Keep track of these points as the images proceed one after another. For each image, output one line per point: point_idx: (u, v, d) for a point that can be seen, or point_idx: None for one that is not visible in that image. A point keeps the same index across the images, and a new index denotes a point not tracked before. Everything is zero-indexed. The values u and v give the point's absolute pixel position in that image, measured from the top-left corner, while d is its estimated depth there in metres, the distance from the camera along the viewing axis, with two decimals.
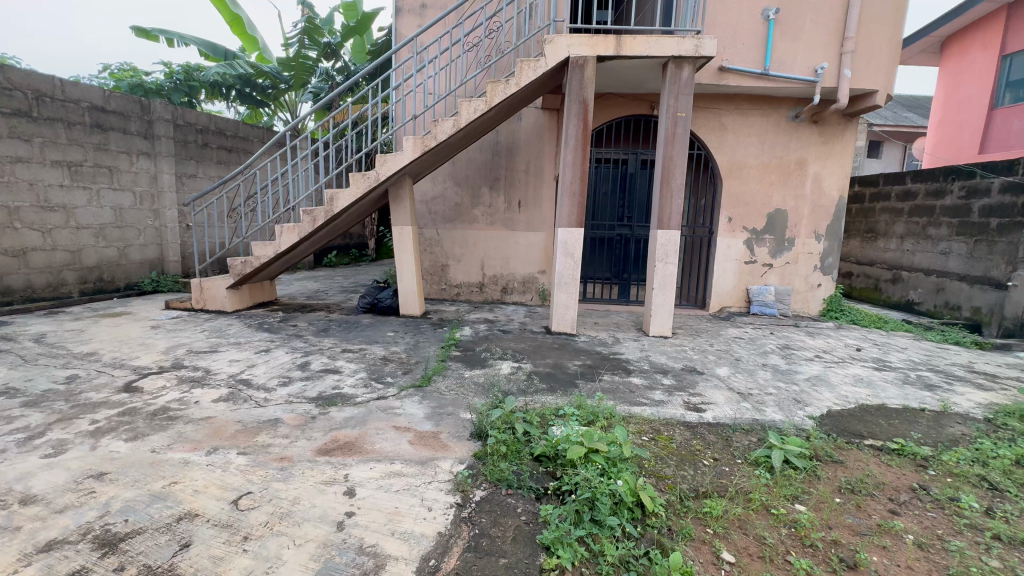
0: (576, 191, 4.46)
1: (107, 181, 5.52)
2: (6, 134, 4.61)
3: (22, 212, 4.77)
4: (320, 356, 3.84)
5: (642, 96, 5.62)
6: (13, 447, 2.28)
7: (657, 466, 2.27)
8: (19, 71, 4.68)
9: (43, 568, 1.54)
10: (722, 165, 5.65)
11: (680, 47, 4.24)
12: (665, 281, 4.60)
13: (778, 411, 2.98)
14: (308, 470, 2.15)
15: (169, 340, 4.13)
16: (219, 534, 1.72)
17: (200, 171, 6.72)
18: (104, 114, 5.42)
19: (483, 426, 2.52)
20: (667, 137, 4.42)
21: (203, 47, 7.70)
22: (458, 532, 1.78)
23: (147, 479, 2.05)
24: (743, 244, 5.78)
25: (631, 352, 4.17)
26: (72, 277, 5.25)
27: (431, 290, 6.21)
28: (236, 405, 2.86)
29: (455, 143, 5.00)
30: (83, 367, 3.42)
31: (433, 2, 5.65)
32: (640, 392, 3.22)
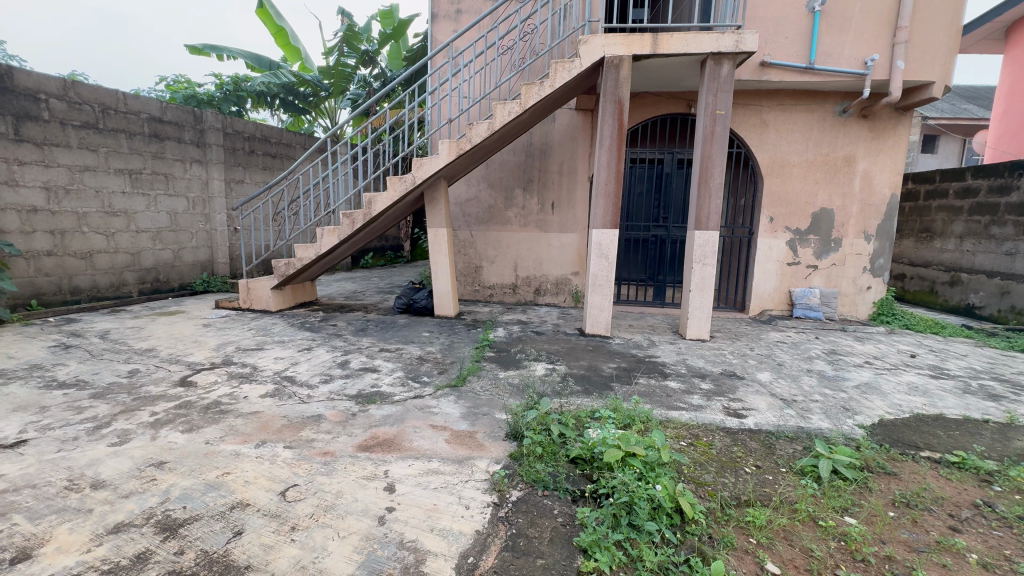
0: (611, 192, 4.42)
1: (163, 187, 5.87)
2: (76, 145, 4.97)
3: (89, 218, 5.14)
4: (359, 355, 3.94)
5: (679, 94, 5.51)
6: (83, 436, 2.46)
7: (697, 472, 2.22)
8: (88, 86, 5.04)
9: (112, 548, 1.65)
10: (764, 163, 5.46)
11: (719, 43, 4.14)
12: (703, 283, 4.49)
13: (824, 419, 2.86)
14: (350, 465, 2.22)
15: (219, 338, 4.34)
16: (269, 523, 1.80)
17: (247, 176, 7.05)
18: (161, 124, 5.77)
19: (519, 427, 2.53)
20: (706, 135, 4.33)
21: (250, 59, 8.10)
22: (495, 531, 1.80)
23: (201, 469, 2.16)
24: (786, 244, 5.56)
25: (667, 355, 4.09)
26: (132, 278, 5.62)
27: (465, 291, 6.28)
28: (281, 401, 2.99)
29: (490, 145, 5.04)
30: (143, 362, 3.64)
31: (468, 7, 5.73)
32: (678, 396, 3.15)
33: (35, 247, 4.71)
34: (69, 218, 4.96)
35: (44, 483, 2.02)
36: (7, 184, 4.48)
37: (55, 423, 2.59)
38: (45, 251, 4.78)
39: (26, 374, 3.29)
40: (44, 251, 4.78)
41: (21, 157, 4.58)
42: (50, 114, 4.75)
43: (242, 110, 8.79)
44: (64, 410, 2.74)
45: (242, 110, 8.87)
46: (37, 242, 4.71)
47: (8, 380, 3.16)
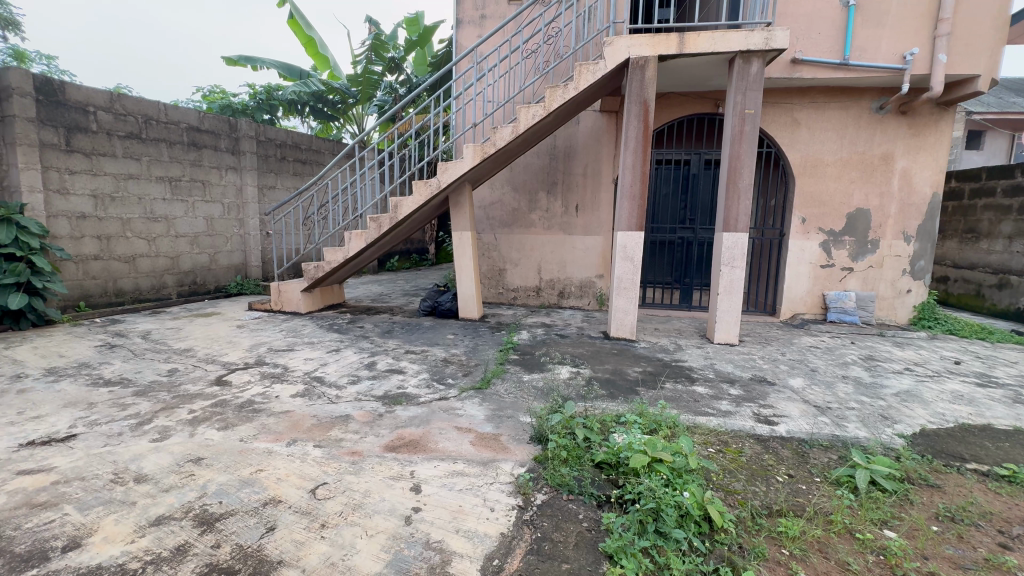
0: (637, 195, 4.38)
1: (201, 194, 6.11)
2: (121, 154, 5.23)
3: (133, 223, 5.40)
4: (385, 357, 4.01)
5: (706, 94, 5.41)
6: (127, 432, 2.58)
7: (726, 480, 2.17)
8: (132, 98, 5.31)
9: (155, 539, 1.72)
10: (795, 162, 5.30)
11: (748, 40, 4.05)
12: (731, 286, 4.39)
13: (861, 427, 2.75)
14: (377, 465, 2.26)
15: (252, 339, 4.48)
16: (300, 520, 1.85)
17: (279, 182, 7.27)
18: (199, 133, 6.02)
19: (543, 430, 2.53)
20: (734, 135, 4.24)
21: (281, 69, 8.38)
22: (521, 534, 1.80)
23: (236, 465, 2.24)
24: (819, 246, 5.38)
25: (694, 359, 4.02)
26: (171, 281, 5.86)
27: (489, 294, 6.31)
28: (311, 401, 3.07)
29: (514, 148, 5.06)
30: (182, 361, 3.80)
31: (492, 12, 5.79)
32: (706, 402, 3.09)
33: (83, 252, 4.98)
34: (115, 224, 5.22)
35: (92, 476, 2.13)
36: (58, 192, 4.75)
37: (101, 419, 2.73)
38: (92, 255, 5.05)
39: (75, 372, 3.48)
40: (91, 256, 5.04)
41: (71, 167, 4.85)
42: (98, 125, 5.02)
43: (274, 119, 9.10)
44: (110, 407, 2.88)
45: (274, 119, 9.19)
46: (85, 247, 4.97)
47: (59, 377, 3.35)
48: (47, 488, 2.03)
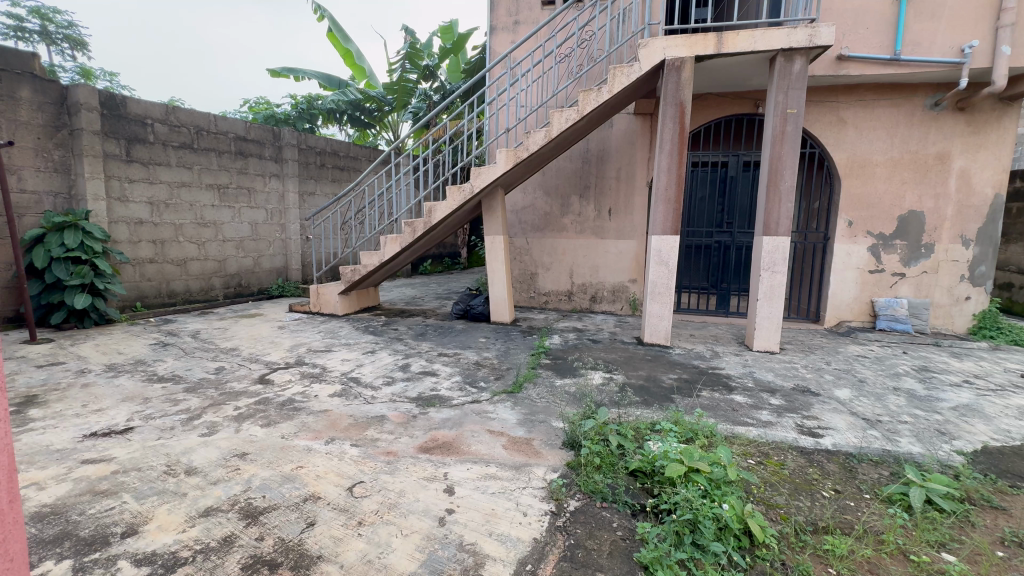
0: (672, 198, 4.29)
1: (247, 200, 6.40)
2: (175, 163, 5.55)
3: (184, 229, 5.71)
4: (419, 359, 4.08)
5: (746, 94, 5.27)
6: (178, 426, 2.72)
7: (767, 493, 2.09)
8: (186, 111, 5.62)
9: (204, 529, 1.81)
10: (841, 163, 5.08)
11: (791, 38, 3.92)
12: (771, 292, 4.23)
13: (915, 443, 2.59)
14: (412, 466, 2.30)
15: (293, 339, 4.66)
16: (338, 517, 1.90)
17: (318, 189, 7.52)
18: (245, 142, 6.30)
19: (576, 436, 2.50)
20: (776, 136, 4.10)
21: (321, 79, 8.70)
22: (554, 540, 1.79)
23: (278, 461, 2.33)
24: (867, 250, 5.12)
25: (732, 367, 3.89)
26: (218, 283, 6.16)
27: (520, 298, 6.32)
28: (348, 400, 3.15)
29: (547, 152, 5.07)
30: (228, 360, 3.98)
31: (525, 18, 5.83)
32: (745, 411, 2.99)
33: (140, 255, 5.30)
34: (168, 229, 5.54)
35: (147, 467, 2.26)
36: (118, 200, 5.08)
37: (155, 413, 2.89)
38: (148, 258, 5.37)
39: (132, 368, 3.70)
40: (147, 259, 5.36)
41: (130, 176, 5.18)
42: (154, 137, 5.34)
43: (314, 127, 9.44)
44: (163, 402, 3.05)
45: (314, 127, 9.57)
46: (142, 251, 5.29)
47: (118, 373, 3.57)
48: (108, 477, 2.16)
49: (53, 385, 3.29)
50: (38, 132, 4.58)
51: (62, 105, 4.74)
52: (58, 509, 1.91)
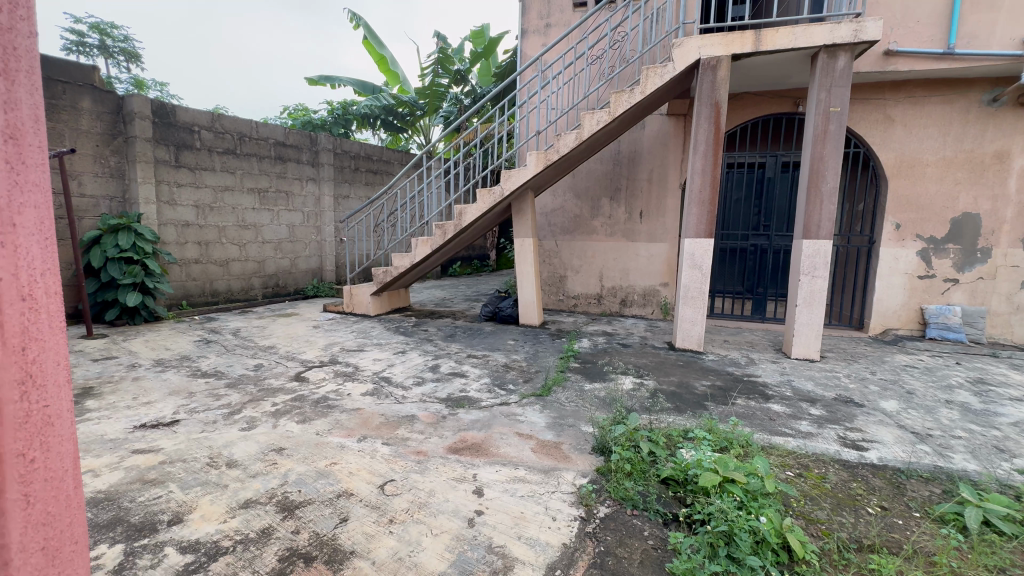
0: (706, 200, 4.18)
1: (285, 204, 6.62)
2: (219, 168, 5.81)
3: (227, 231, 5.96)
4: (449, 360, 4.13)
5: (785, 92, 5.10)
6: (220, 420, 2.84)
7: (808, 507, 2.01)
8: (230, 118, 5.88)
9: (244, 520, 1.88)
10: (888, 163, 4.85)
11: (834, 34, 3.78)
12: (812, 297, 4.07)
13: (970, 459, 2.44)
14: (441, 466, 2.32)
15: (327, 338, 4.79)
16: (370, 513, 1.94)
17: (352, 192, 7.71)
18: (284, 148, 6.52)
19: (605, 441, 2.47)
20: (817, 135, 3.95)
21: (356, 86, 8.94)
22: (583, 547, 1.77)
23: (313, 457, 2.40)
24: (917, 254, 4.87)
25: (768, 375, 3.76)
26: (258, 283, 6.39)
27: (549, 300, 6.31)
28: (380, 399, 3.21)
29: (578, 154, 5.04)
30: (266, 357, 4.13)
31: (557, 21, 5.83)
32: (783, 421, 2.88)
33: (186, 256, 5.57)
34: (212, 231, 5.80)
35: (191, 458, 2.36)
36: (168, 203, 5.36)
37: (199, 407, 3.03)
38: (193, 259, 5.63)
39: (178, 364, 3.89)
40: (193, 259, 5.62)
41: (179, 180, 5.45)
42: (201, 143, 5.61)
43: (349, 132, 9.80)
44: (206, 396, 3.19)
45: (349, 132, 9.85)
46: (188, 251, 5.56)
47: (165, 368, 3.76)
48: (156, 466, 2.27)
49: (107, 378, 3.49)
50: (97, 140, 4.88)
51: (118, 114, 5.03)
52: (111, 496, 2.02)
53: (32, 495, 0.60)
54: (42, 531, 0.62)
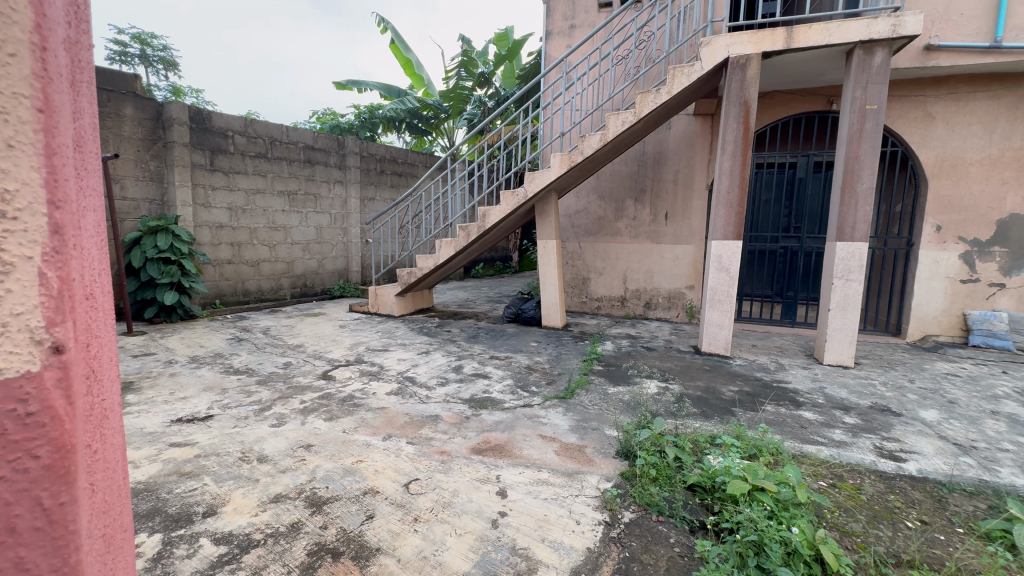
0: (734, 201, 4.10)
1: (313, 206, 6.78)
2: (252, 171, 6.00)
3: (258, 232, 6.15)
4: (472, 361, 4.15)
5: (818, 90, 4.96)
6: (252, 416, 2.92)
7: (842, 519, 1.94)
8: (262, 122, 6.06)
9: (274, 514, 1.93)
10: (928, 163, 4.66)
11: (871, 29, 3.66)
12: (845, 301, 3.93)
13: (1018, 474, 2.32)
14: (465, 466, 2.34)
15: (353, 338, 4.89)
16: (395, 511, 1.96)
17: (378, 194, 7.84)
18: (313, 151, 6.68)
19: (630, 445, 2.44)
20: (853, 134, 3.82)
21: (382, 90, 9.10)
22: (608, 551, 1.75)
23: (340, 454, 2.44)
24: (959, 257, 4.65)
25: (799, 381, 3.64)
26: (287, 283, 6.57)
27: (572, 302, 6.27)
28: (404, 399, 3.25)
29: (602, 156, 5.01)
30: (294, 355, 4.24)
31: (582, 22, 5.81)
32: (815, 429, 2.79)
33: (220, 256, 5.77)
34: (244, 233, 5.99)
35: (224, 452, 2.44)
36: (203, 206, 5.57)
37: (232, 403, 3.13)
38: (226, 259, 5.83)
39: (212, 360, 4.02)
40: (226, 260, 5.82)
41: (213, 184, 5.65)
42: (234, 147, 5.80)
43: (375, 135, 10.00)
44: (238, 393, 3.30)
45: (375, 135, 10.04)
46: (221, 252, 5.76)
47: (200, 364, 3.90)
48: (191, 459, 2.36)
49: (146, 373, 3.64)
50: (138, 145, 5.10)
51: (158, 120, 5.25)
52: (150, 487, 2.11)
53: (97, 481, 0.56)
54: (103, 518, 0.58)
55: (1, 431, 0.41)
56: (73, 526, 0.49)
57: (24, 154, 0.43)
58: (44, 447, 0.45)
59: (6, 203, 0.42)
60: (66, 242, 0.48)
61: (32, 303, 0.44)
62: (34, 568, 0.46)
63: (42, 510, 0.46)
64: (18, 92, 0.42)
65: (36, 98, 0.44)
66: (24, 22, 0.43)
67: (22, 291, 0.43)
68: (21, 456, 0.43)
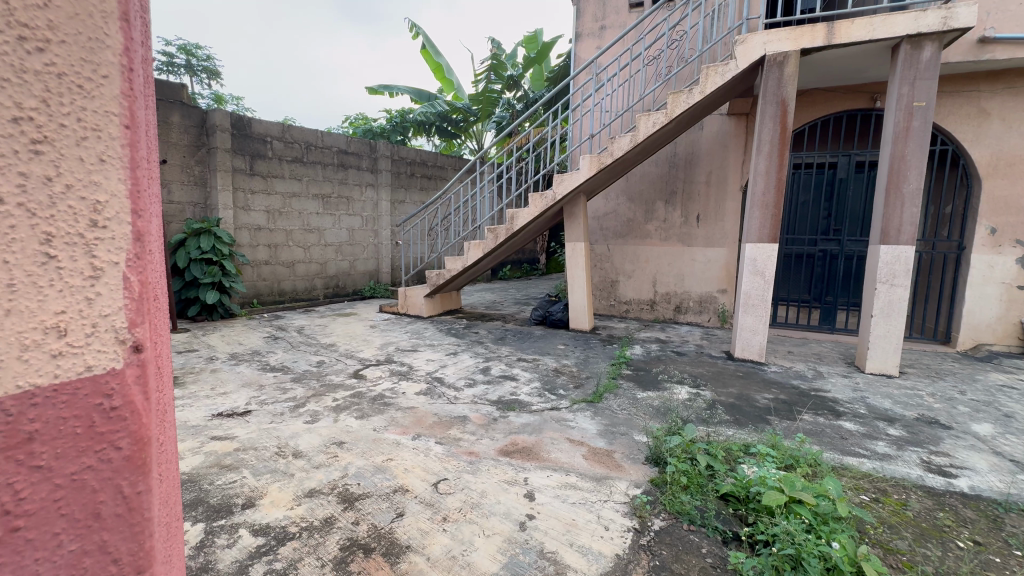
0: (770, 203, 3.97)
1: (346, 209, 6.95)
2: (288, 175, 6.21)
3: (294, 234, 6.35)
4: (499, 363, 4.17)
5: (861, 87, 4.77)
6: (287, 412, 3.02)
7: (885, 535, 1.85)
8: (298, 128, 6.25)
9: (309, 508, 1.99)
10: (981, 161, 4.41)
11: (919, 22, 3.49)
12: (889, 308, 3.75)
13: None
14: (493, 468, 2.34)
15: (383, 338, 4.98)
16: (425, 510, 1.99)
17: (408, 197, 7.97)
18: (346, 155, 6.85)
19: (660, 452, 2.40)
20: (898, 133, 3.65)
21: (413, 94, 9.26)
22: (637, 559, 1.72)
23: (371, 452, 2.49)
24: (1016, 261, 4.37)
25: (839, 391, 3.49)
26: (320, 284, 6.76)
27: (600, 305, 6.22)
28: (432, 399, 3.29)
29: (632, 158, 4.95)
30: (327, 354, 4.36)
31: (612, 23, 5.77)
32: (856, 440, 2.67)
33: (257, 257, 5.99)
34: (281, 235, 6.20)
35: (261, 446, 2.53)
36: (243, 209, 5.80)
37: (268, 399, 3.24)
38: (263, 260, 6.05)
39: (250, 358, 4.18)
40: (263, 261, 6.04)
41: (252, 188, 5.88)
42: (272, 152, 6.01)
43: (406, 139, 10.17)
44: (275, 389, 3.41)
45: (406, 139, 10.21)
46: (259, 253, 5.98)
47: (239, 361, 4.05)
48: (231, 453, 2.45)
49: (189, 369, 3.81)
50: (184, 151, 5.35)
51: (202, 127, 5.49)
52: (193, 478, 2.21)
53: (163, 472, 0.60)
54: (167, 505, 0.63)
55: (88, 423, 0.47)
56: (147, 514, 0.54)
57: (113, 168, 0.49)
58: (125, 439, 0.50)
59: (96, 213, 0.48)
60: (146, 248, 0.53)
61: (117, 305, 0.50)
62: (115, 551, 0.51)
63: (122, 498, 0.51)
64: (108, 111, 0.49)
65: (123, 115, 0.50)
66: (114, 46, 0.49)
67: (109, 294, 0.49)
68: (105, 447, 0.49)
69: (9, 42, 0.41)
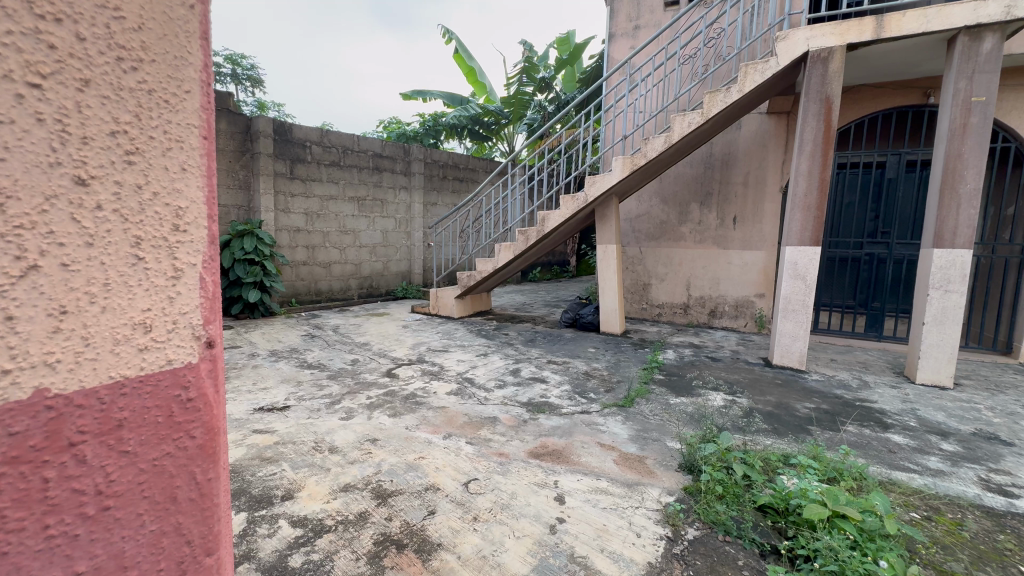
0: (813, 205, 3.81)
1: (380, 211, 7.11)
2: (326, 179, 6.40)
3: (330, 236, 6.55)
4: (529, 365, 4.16)
5: (912, 83, 4.54)
6: (323, 408, 3.11)
7: (937, 555, 1.75)
8: (336, 133, 6.45)
9: (344, 502, 2.05)
10: None
11: (977, 13, 3.30)
12: (943, 315, 3.54)
13: None
14: (523, 470, 2.35)
15: (415, 338, 5.07)
16: (456, 509, 2.01)
17: (440, 199, 8.09)
18: (381, 159, 7.01)
19: (694, 460, 2.35)
20: (955, 130, 3.44)
21: (446, 98, 9.39)
22: (670, 568, 1.69)
23: (403, 450, 2.54)
24: None
25: (887, 402, 3.31)
26: (355, 284, 6.93)
27: (632, 308, 6.11)
28: (463, 399, 3.32)
29: (666, 159, 4.86)
30: (361, 353, 4.47)
31: (646, 22, 5.69)
32: (906, 455, 2.53)
33: (296, 258, 6.20)
34: (318, 236, 6.39)
35: (300, 441, 2.62)
36: (283, 211, 6.02)
37: (306, 395, 3.35)
38: (302, 261, 6.25)
39: (288, 355, 4.33)
40: (302, 262, 6.25)
41: (292, 191, 6.09)
42: (311, 156, 6.22)
43: (438, 142, 10.31)
44: (312, 386, 3.53)
45: (438, 142, 10.35)
46: (297, 254, 6.19)
47: (278, 358, 4.20)
48: (271, 446, 2.55)
49: (233, 364, 3.98)
50: (230, 156, 5.60)
51: (246, 133, 5.74)
52: (236, 468, 2.31)
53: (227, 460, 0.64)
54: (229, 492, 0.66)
55: (169, 412, 0.51)
56: (215, 500, 0.58)
57: (193, 176, 0.53)
58: (198, 429, 0.54)
59: (178, 219, 0.52)
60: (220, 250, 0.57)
61: (194, 304, 0.54)
62: (188, 534, 0.55)
63: (195, 484, 0.55)
64: (190, 124, 0.53)
65: (202, 127, 0.55)
66: (196, 63, 0.54)
67: (188, 294, 0.53)
68: (181, 435, 0.53)
69: (109, 62, 0.46)
